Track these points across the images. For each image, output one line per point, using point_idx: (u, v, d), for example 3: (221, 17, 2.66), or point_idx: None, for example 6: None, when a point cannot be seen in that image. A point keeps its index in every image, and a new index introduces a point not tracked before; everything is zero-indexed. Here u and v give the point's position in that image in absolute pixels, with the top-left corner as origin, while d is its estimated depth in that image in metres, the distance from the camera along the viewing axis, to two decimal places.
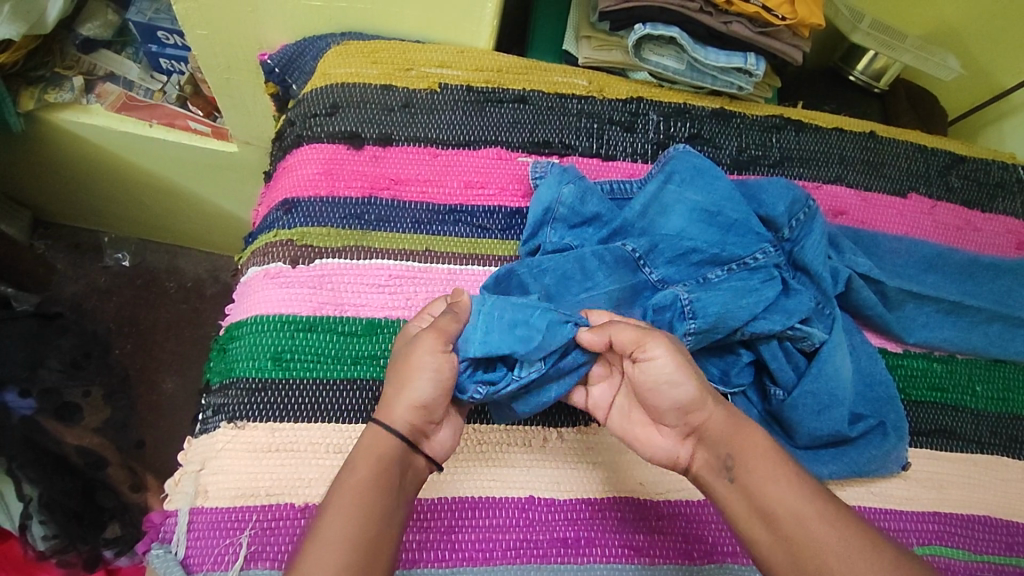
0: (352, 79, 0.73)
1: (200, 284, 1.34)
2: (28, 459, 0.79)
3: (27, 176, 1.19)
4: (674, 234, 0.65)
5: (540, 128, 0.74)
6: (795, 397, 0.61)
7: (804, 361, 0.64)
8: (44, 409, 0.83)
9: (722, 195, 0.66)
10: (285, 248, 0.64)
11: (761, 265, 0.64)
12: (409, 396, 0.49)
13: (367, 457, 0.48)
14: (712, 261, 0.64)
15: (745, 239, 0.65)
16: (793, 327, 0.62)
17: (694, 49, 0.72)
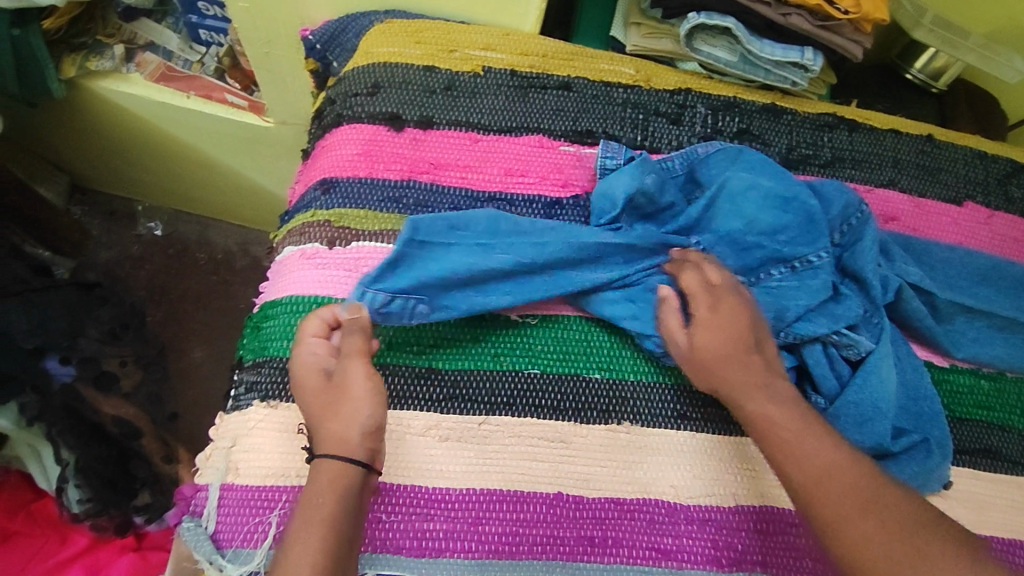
0: (395, 59, 0.72)
1: (230, 257, 1.35)
2: (67, 425, 0.79)
3: (66, 142, 1.21)
4: (739, 227, 0.64)
5: (583, 117, 0.72)
6: (836, 407, 0.59)
7: (848, 370, 0.61)
8: (83, 376, 0.80)
9: (790, 186, 0.65)
10: (322, 229, 0.63)
11: (817, 266, 0.63)
12: (360, 423, 0.51)
13: (323, 485, 0.48)
14: (768, 261, 0.63)
15: (809, 235, 0.63)
16: (839, 332, 0.61)
17: (750, 41, 0.69)
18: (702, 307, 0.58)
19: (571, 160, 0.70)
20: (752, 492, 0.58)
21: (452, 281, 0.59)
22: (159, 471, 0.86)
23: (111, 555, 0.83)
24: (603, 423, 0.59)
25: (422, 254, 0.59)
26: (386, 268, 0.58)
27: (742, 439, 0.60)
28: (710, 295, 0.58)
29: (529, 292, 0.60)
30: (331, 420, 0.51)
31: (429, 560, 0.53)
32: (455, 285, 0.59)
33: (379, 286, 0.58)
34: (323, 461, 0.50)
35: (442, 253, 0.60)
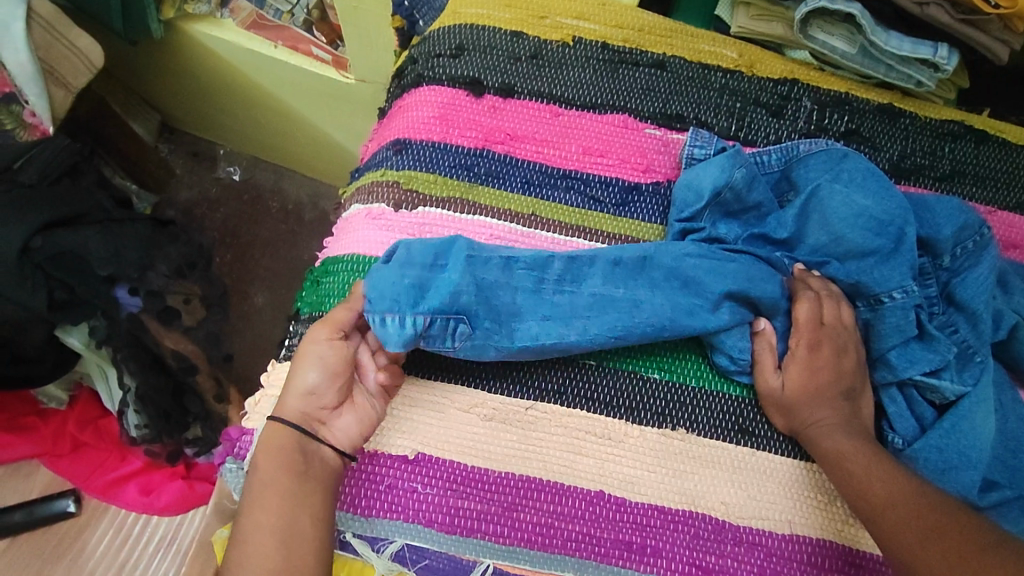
0: (482, 22, 0.69)
1: (300, 209, 1.38)
2: (130, 352, 0.73)
3: (161, 81, 1.26)
4: (828, 240, 0.58)
5: (675, 100, 0.67)
6: (916, 449, 0.54)
7: (932, 413, 0.56)
8: (147, 310, 0.71)
9: (894, 203, 0.58)
10: (390, 189, 0.62)
11: (896, 306, 0.56)
12: (297, 387, 0.52)
13: (271, 452, 0.50)
14: (854, 294, 0.58)
15: (899, 269, 0.56)
16: (920, 375, 0.55)
17: (875, 32, 0.62)
18: (803, 344, 0.56)
19: (655, 145, 0.65)
20: (811, 522, 0.54)
21: (492, 312, 0.54)
22: (212, 410, 0.82)
23: (163, 478, 0.90)
24: (657, 427, 0.56)
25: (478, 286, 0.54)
26: (414, 293, 0.53)
27: (805, 464, 0.56)
28: (815, 334, 0.56)
29: (567, 315, 0.55)
30: (296, 385, 0.52)
31: (459, 538, 0.52)
32: (494, 309, 0.54)
33: (377, 308, 0.53)
34: (272, 424, 0.52)
35: (501, 297, 0.54)
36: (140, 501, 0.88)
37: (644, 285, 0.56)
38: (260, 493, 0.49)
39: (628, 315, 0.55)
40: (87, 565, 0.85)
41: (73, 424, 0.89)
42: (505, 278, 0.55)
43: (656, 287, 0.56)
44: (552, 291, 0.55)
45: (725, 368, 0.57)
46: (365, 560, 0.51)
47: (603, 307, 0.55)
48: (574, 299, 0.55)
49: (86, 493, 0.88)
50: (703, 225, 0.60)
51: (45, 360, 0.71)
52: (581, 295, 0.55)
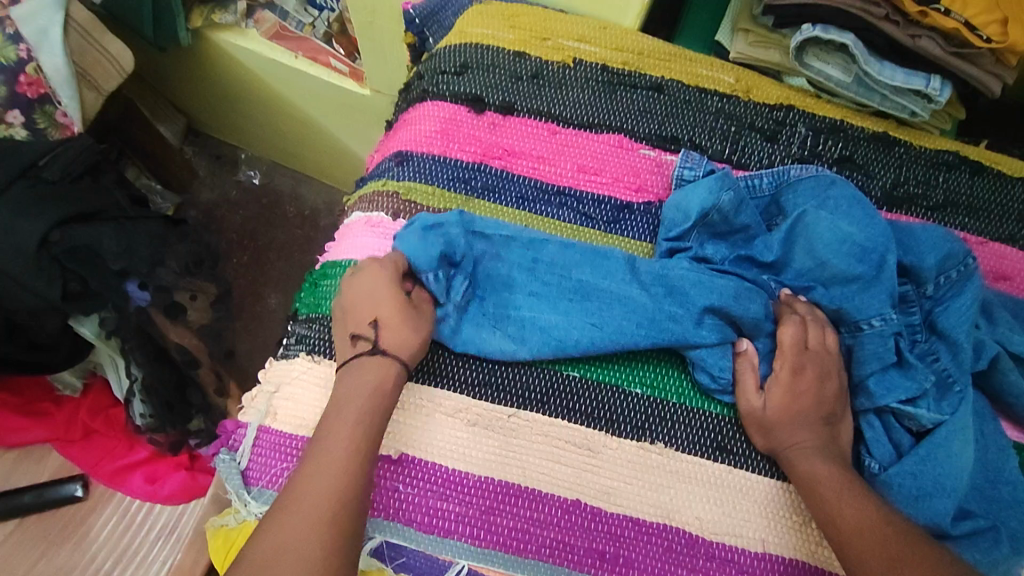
0: (486, 42, 0.72)
1: (316, 214, 1.42)
2: (138, 343, 0.74)
3: (188, 86, 1.32)
4: (812, 265, 0.60)
5: (670, 122, 0.69)
6: (890, 474, 0.54)
7: (910, 440, 0.56)
8: (156, 305, 0.71)
9: (877, 231, 0.58)
10: (390, 199, 0.65)
11: (874, 333, 0.57)
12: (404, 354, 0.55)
13: (347, 406, 0.52)
14: (837, 320, 0.59)
15: (881, 296, 0.57)
16: (899, 403, 0.55)
17: (868, 62, 0.63)
18: (786, 367, 0.57)
19: (649, 165, 0.67)
20: (784, 542, 0.55)
21: (482, 279, 0.60)
22: (213, 402, 0.85)
23: (168, 468, 0.94)
24: (635, 439, 0.57)
25: (474, 258, 0.60)
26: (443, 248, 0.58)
27: (782, 485, 0.56)
28: (798, 357, 0.56)
29: (552, 296, 0.59)
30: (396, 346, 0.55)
31: (436, 538, 0.53)
32: (486, 281, 0.60)
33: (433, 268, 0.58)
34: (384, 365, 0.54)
35: (491, 266, 0.60)
36: (145, 489, 0.92)
37: (633, 281, 0.59)
38: (319, 475, 0.49)
39: (609, 305, 0.58)
40: (90, 549, 0.88)
41: (86, 412, 0.94)
42: (502, 254, 0.60)
43: (643, 287, 0.59)
44: (543, 270, 0.59)
45: (706, 385, 0.58)
46: None
47: (585, 295, 0.58)
48: (561, 282, 0.59)
49: (94, 478, 0.92)
50: (689, 245, 0.62)
51: (60, 348, 0.74)
52: (568, 281, 0.59)
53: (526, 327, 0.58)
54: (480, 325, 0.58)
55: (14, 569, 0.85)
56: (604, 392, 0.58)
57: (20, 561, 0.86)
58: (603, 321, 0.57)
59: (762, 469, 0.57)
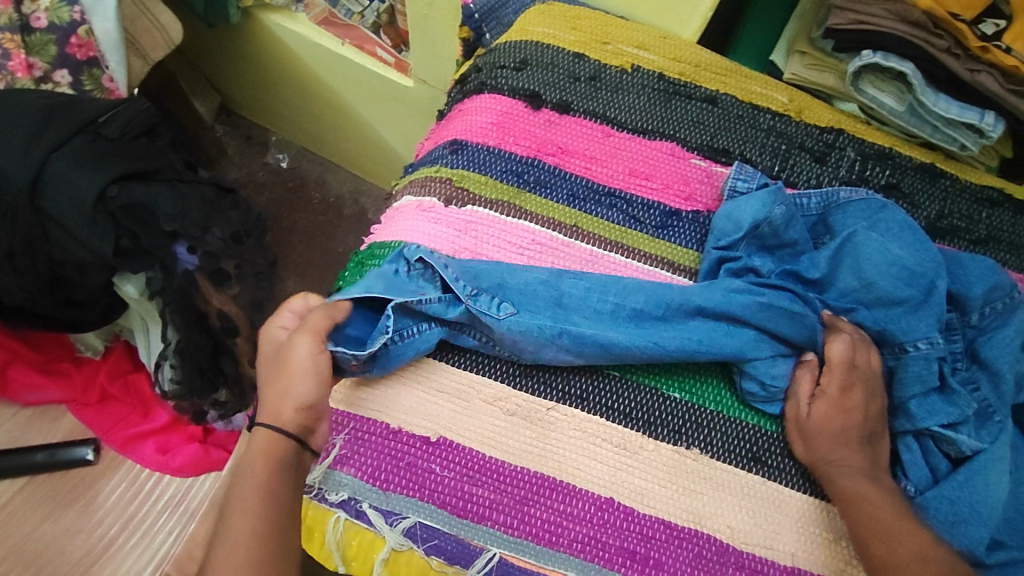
0: (547, 40, 0.73)
1: (341, 203, 1.42)
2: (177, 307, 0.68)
3: (229, 64, 1.33)
4: (859, 286, 0.60)
5: (723, 135, 0.70)
6: (927, 498, 0.54)
7: (947, 465, 0.56)
8: (203, 269, 0.66)
9: (929, 256, 0.59)
10: (442, 185, 0.65)
11: (919, 356, 0.57)
12: (292, 398, 0.51)
13: (257, 455, 0.50)
14: (880, 341, 0.60)
15: (925, 320, 0.57)
16: (939, 428, 0.55)
17: (925, 92, 0.64)
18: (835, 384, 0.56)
19: (699, 175, 0.68)
20: (814, 558, 0.55)
21: (537, 303, 0.58)
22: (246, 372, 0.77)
23: (181, 440, 0.94)
24: (672, 443, 0.57)
25: (519, 293, 0.58)
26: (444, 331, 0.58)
27: (815, 501, 0.56)
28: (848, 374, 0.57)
29: (610, 319, 0.58)
30: (279, 393, 0.51)
31: (469, 523, 0.53)
32: (545, 305, 0.58)
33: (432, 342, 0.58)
34: (262, 433, 0.51)
35: (544, 295, 0.58)
36: (156, 459, 0.92)
37: (683, 308, 0.58)
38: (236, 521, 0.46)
39: (665, 329, 0.58)
40: (97, 513, 0.88)
41: (105, 375, 0.95)
42: (552, 286, 0.59)
43: (696, 311, 0.58)
44: (598, 297, 0.59)
45: (751, 394, 0.58)
46: (376, 531, 0.52)
47: (641, 320, 0.58)
48: (615, 309, 0.58)
49: (106, 443, 0.92)
50: (739, 255, 0.62)
51: (95, 307, 0.72)
52: (622, 307, 0.58)
53: (587, 343, 0.56)
54: (547, 343, 0.56)
55: (20, 527, 0.85)
56: (651, 403, 0.58)
57: (26, 520, 0.86)
58: (663, 339, 0.57)
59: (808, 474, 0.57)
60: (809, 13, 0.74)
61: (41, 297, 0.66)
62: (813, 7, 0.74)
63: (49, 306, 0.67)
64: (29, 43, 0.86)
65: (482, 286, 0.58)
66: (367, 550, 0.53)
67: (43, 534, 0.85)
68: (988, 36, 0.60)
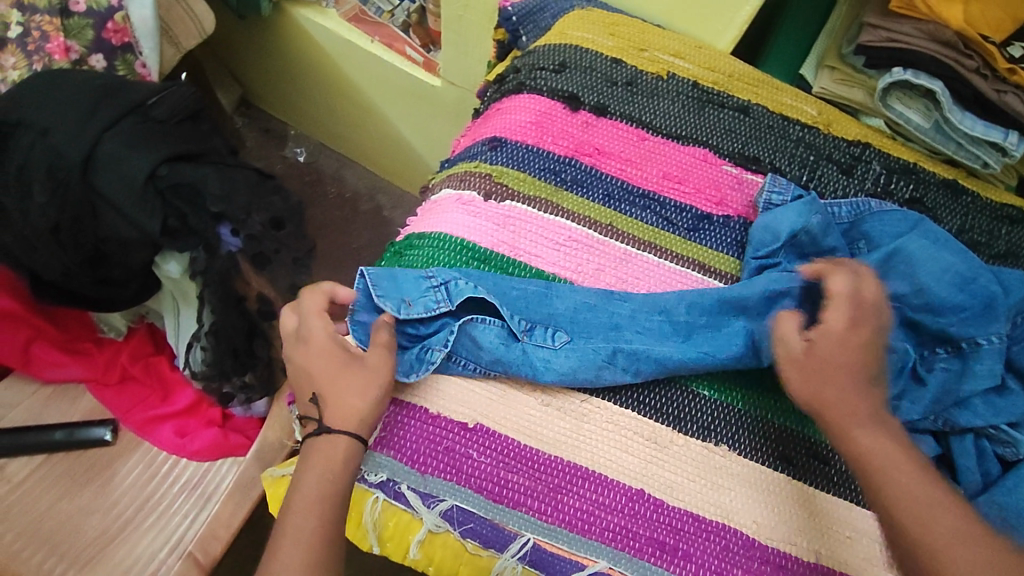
0: (585, 44, 0.75)
1: (358, 198, 1.44)
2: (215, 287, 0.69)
3: (254, 57, 1.34)
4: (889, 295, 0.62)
5: (753, 144, 0.72)
6: (982, 501, 0.55)
7: (999, 470, 0.57)
8: (246, 252, 0.66)
9: (979, 264, 0.61)
10: (482, 180, 0.67)
11: (991, 350, 0.58)
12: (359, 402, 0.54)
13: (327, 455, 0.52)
14: (941, 339, 0.60)
15: (987, 319, 0.59)
16: (998, 426, 0.57)
17: (952, 110, 0.66)
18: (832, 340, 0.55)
19: (730, 181, 0.70)
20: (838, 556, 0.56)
21: (588, 326, 0.60)
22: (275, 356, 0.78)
23: (199, 425, 0.93)
24: (701, 439, 0.58)
25: (572, 315, 0.60)
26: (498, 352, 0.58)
27: (839, 500, 0.58)
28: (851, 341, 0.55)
29: (659, 337, 0.60)
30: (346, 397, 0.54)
31: (504, 508, 0.54)
32: (597, 327, 0.60)
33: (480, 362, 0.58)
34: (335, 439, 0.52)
35: (598, 317, 0.60)
36: (174, 441, 0.91)
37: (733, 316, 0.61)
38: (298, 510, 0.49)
39: (711, 339, 0.60)
40: (114, 493, 0.88)
41: (127, 355, 0.94)
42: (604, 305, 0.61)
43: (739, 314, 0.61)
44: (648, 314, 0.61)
45: None
46: (414, 513, 0.54)
47: (688, 334, 0.61)
48: (663, 326, 0.61)
49: (124, 425, 0.92)
50: (779, 262, 0.64)
51: (129, 286, 0.73)
52: (670, 323, 0.61)
53: (640, 360, 0.58)
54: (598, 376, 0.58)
55: (37, 504, 0.85)
56: (694, 407, 0.60)
57: (42, 498, 0.86)
58: (713, 351, 0.59)
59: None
60: (838, 30, 0.76)
61: (80, 273, 0.66)
62: (844, 24, 0.76)
63: (86, 282, 0.68)
64: (67, 26, 0.87)
65: (536, 319, 0.60)
66: (403, 532, 0.54)
67: (58, 513, 0.85)
68: (1016, 58, 0.63)
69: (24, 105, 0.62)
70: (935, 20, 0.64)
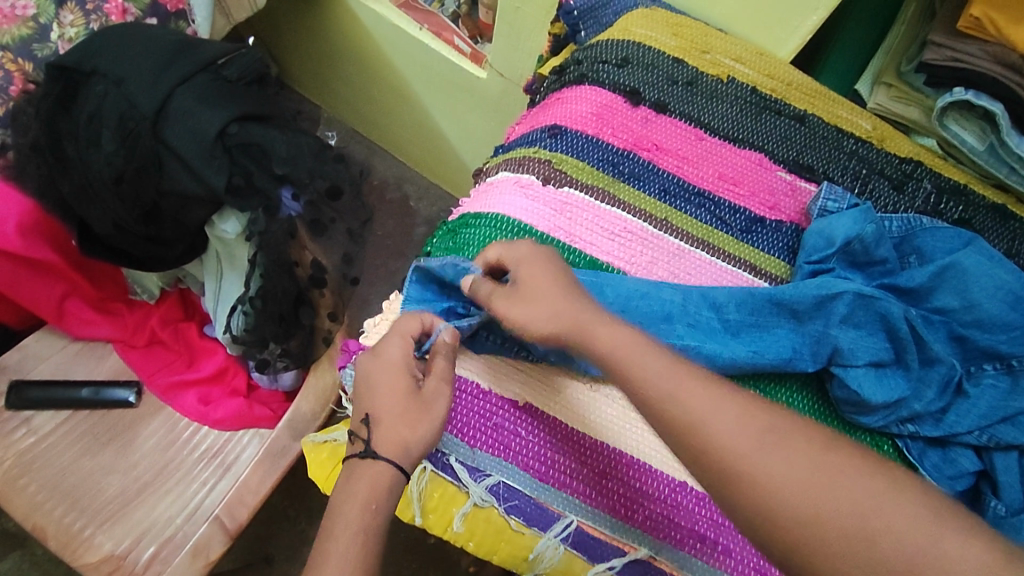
0: (648, 42, 0.75)
1: (384, 186, 1.45)
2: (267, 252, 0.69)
3: (297, 37, 1.35)
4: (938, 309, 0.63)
5: (808, 152, 0.72)
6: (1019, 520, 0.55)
7: None
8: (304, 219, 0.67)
9: None
10: (541, 166, 0.67)
11: None
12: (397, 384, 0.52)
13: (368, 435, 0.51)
14: (986, 355, 0.61)
15: None
16: None
17: (1009, 133, 0.67)
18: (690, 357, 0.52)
19: (784, 188, 0.71)
20: None
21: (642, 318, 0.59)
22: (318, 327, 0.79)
23: (223, 394, 0.92)
24: None
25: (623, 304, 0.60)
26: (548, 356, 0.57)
27: None
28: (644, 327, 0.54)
29: (710, 332, 0.60)
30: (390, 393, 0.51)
31: (550, 488, 0.54)
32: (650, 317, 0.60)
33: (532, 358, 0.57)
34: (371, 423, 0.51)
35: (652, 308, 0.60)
36: (196, 409, 0.90)
37: (782, 316, 0.61)
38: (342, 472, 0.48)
39: (758, 339, 0.60)
40: (135, 454, 0.87)
41: (157, 320, 0.94)
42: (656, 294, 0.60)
43: (792, 316, 0.61)
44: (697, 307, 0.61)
45: (844, 401, 0.60)
46: (461, 486, 0.54)
47: (735, 332, 0.60)
48: (712, 323, 0.60)
49: (148, 388, 0.92)
50: (831, 268, 0.64)
51: (176, 246, 0.73)
52: (718, 320, 0.60)
53: (692, 353, 0.58)
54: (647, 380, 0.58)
55: (58, 460, 0.85)
56: None
57: (63, 453, 0.85)
58: (762, 348, 0.59)
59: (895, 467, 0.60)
60: (897, 49, 0.78)
61: (134, 226, 0.66)
62: (903, 43, 0.78)
63: (138, 236, 0.68)
64: None
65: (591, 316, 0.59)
66: (447, 503, 0.54)
67: (79, 469, 0.84)
68: None
69: (97, 55, 0.62)
70: (1001, 42, 0.65)
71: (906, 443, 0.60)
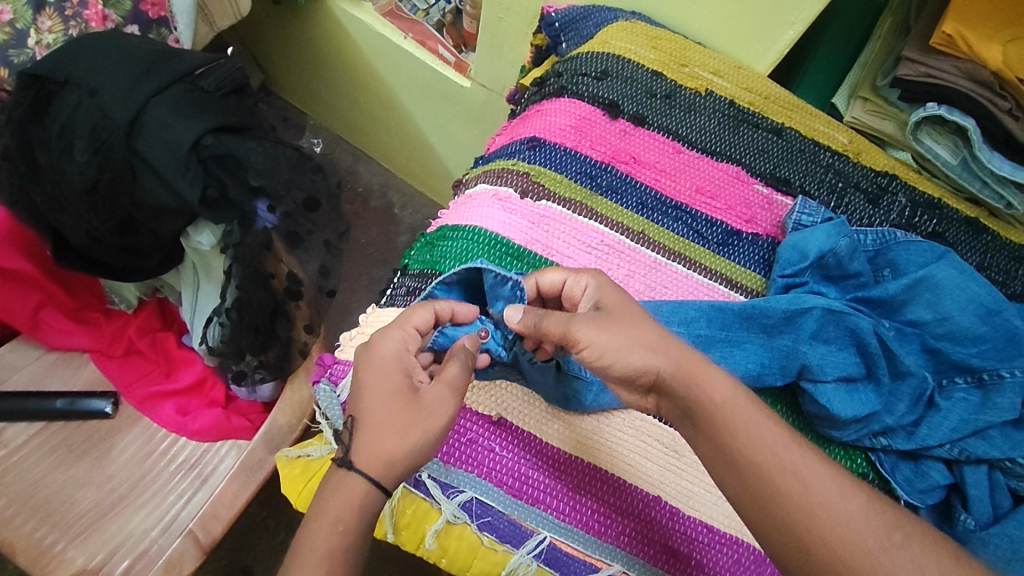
0: (628, 55, 0.76)
1: (369, 194, 1.44)
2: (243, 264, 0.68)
3: (282, 44, 1.34)
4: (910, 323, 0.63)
5: (785, 165, 0.73)
6: (988, 534, 0.55)
7: (1009, 504, 0.58)
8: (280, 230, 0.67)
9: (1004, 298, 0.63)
10: (519, 178, 0.67)
11: (1011, 383, 0.59)
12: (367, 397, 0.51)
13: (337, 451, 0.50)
14: (958, 368, 0.62)
15: (1003, 353, 0.61)
16: (1014, 460, 0.57)
17: (981, 148, 0.68)
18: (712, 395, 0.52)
19: (760, 201, 0.71)
20: None
21: None
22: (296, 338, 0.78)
23: (201, 405, 0.91)
24: None
25: None
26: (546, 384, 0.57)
27: None
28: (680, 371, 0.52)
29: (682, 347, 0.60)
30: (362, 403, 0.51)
31: (523, 504, 0.54)
32: None
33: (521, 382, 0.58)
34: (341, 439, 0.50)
35: None
36: (174, 419, 0.89)
37: (756, 331, 0.61)
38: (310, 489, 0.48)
39: (731, 354, 0.60)
40: (109, 467, 0.86)
41: (135, 329, 0.93)
42: None
43: (766, 330, 0.61)
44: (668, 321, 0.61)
45: (817, 416, 0.61)
46: (433, 502, 0.53)
47: (706, 346, 0.60)
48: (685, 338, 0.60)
49: (125, 399, 0.91)
50: (805, 282, 0.65)
51: (152, 257, 0.72)
52: (691, 334, 0.61)
53: None
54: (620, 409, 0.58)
55: (31, 472, 0.83)
56: None
57: (36, 465, 0.84)
58: (734, 362, 0.60)
59: (868, 481, 0.60)
60: (873, 62, 0.79)
61: (108, 238, 0.66)
62: (878, 57, 0.78)
63: (112, 248, 0.67)
64: None
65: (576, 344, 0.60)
66: (420, 520, 0.53)
67: (53, 482, 0.83)
68: None
69: (69, 65, 0.62)
70: (972, 59, 0.66)
71: (879, 456, 0.60)
